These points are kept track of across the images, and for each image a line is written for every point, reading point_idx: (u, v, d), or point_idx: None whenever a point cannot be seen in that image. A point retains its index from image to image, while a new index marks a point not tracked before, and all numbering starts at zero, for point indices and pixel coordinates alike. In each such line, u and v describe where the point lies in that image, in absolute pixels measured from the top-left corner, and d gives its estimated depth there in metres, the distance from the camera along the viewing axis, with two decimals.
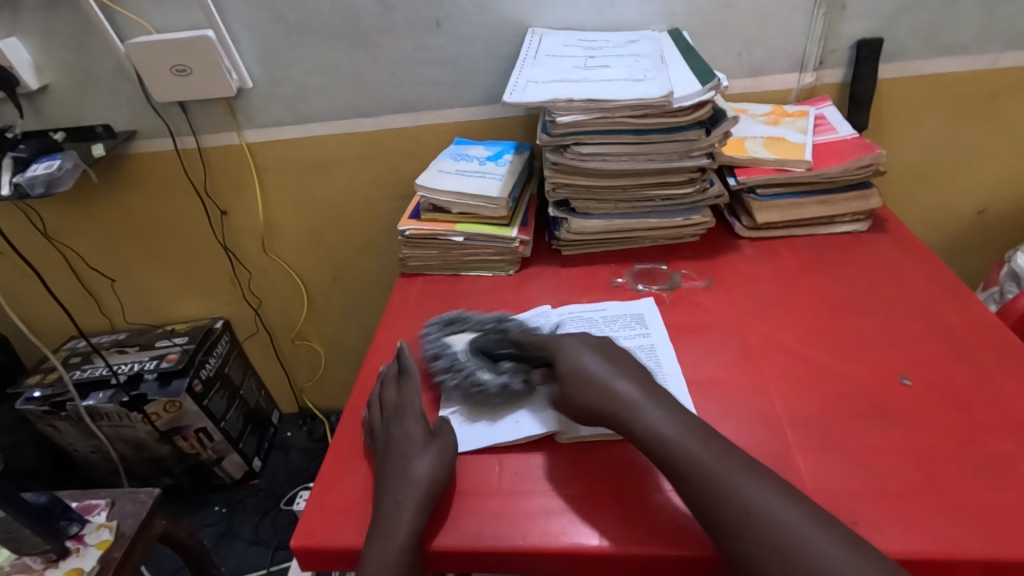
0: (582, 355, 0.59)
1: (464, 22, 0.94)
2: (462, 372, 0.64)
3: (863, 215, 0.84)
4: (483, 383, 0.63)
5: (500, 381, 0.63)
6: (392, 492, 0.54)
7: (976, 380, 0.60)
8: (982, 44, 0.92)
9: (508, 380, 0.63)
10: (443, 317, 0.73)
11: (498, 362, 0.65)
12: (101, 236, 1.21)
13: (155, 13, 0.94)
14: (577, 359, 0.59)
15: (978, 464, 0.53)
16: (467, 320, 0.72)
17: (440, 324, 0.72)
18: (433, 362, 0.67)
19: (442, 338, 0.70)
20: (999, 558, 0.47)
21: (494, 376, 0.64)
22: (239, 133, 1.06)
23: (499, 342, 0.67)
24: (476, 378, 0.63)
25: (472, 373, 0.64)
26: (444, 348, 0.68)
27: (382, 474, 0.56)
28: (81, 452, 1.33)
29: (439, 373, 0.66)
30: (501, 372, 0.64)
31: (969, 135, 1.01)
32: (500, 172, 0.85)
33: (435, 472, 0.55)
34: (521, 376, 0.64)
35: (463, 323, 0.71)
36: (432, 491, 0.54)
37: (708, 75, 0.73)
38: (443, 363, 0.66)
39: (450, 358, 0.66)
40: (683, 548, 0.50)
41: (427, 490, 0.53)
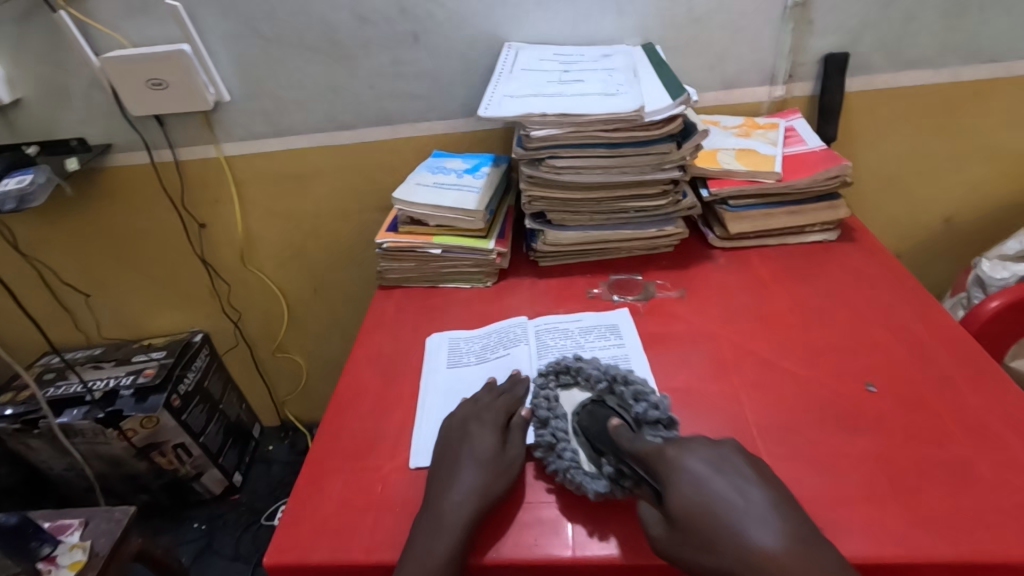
0: (685, 463, 0.49)
1: (441, 37, 0.95)
2: (564, 459, 0.56)
3: (832, 225, 0.86)
4: (581, 484, 0.54)
5: (599, 485, 0.54)
6: (446, 497, 0.54)
7: (938, 385, 0.62)
8: (943, 58, 0.95)
9: (610, 488, 0.53)
10: (550, 365, 0.65)
11: (602, 458, 0.56)
12: (76, 250, 1.19)
13: (130, 27, 0.94)
14: (680, 487, 0.47)
15: (939, 467, 0.54)
16: (578, 371, 0.64)
17: (551, 373, 0.65)
18: (537, 431, 0.59)
19: (550, 396, 0.62)
20: (959, 559, 0.48)
21: (596, 477, 0.55)
22: (217, 146, 1.06)
23: (606, 430, 0.57)
24: (578, 474, 0.54)
25: (573, 464, 0.55)
26: (551, 419, 0.60)
27: (435, 480, 0.56)
28: (55, 470, 1.31)
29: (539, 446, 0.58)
30: (602, 473, 0.55)
31: (935, 145, 1.04)
32: (476, 184, 0.85)
33: (490, 484, 0.54)
34: (626, 483, 0.53)
35: (577, 375, 0.63)
36: (485, 503, 0.53)
37: (678, 89, 0.74)
38: (543, 438, 0.58)
39: (552, 434, 0.58)
40: (654, 557, 0.51)
41: (480, 501, 0.53)
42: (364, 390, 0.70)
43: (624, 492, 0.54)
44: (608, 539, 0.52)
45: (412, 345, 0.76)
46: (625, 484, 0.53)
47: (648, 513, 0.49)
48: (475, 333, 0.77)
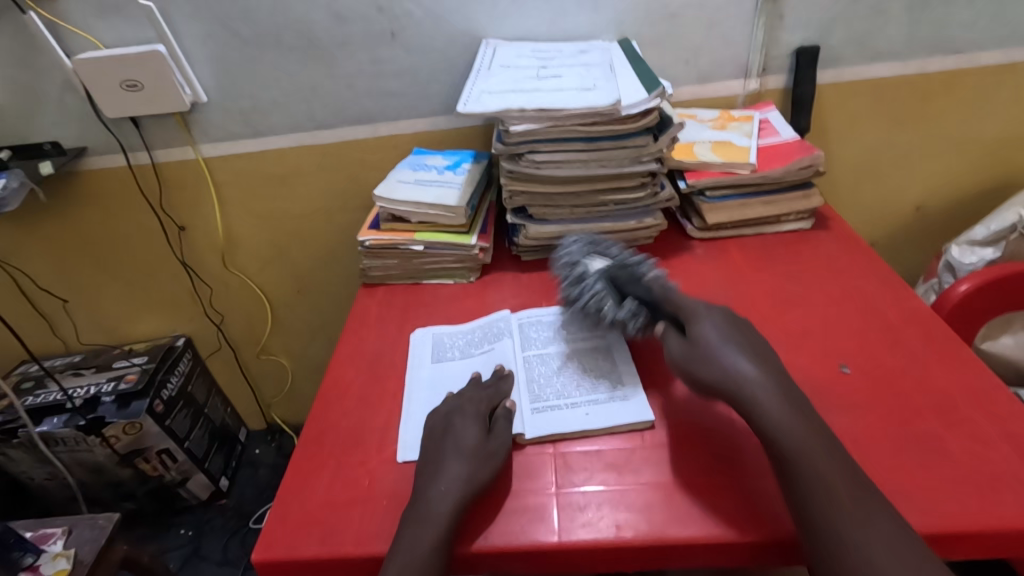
0: (698, 324, 0.60)
1: (419, 35, 0.95)
2: (593, 294, 0.70)
3: (807, 213, 0.88)
4: (607, 314, 0.69)
5: (621, 315, 0.68)
6: (433, 486, 0.54)
7: (909, 366, 0.64)
8: (910, 50, 0.98)
9: (628, 319, 0.68)
10: (586, 240, 0.78)
11: (625, 297, 0.69)
12: (52, 255, 1.17)
13: (103, 29, 0.93)
14: (699, 329, 0.60)
15: (911, 444, 0.56)
16: (610, 249, 0.76)
17: (585, 244, 0.77)
18: (568, 280, 0.74)
19: (584, 256, 0.75)
20: (932, 530, 0.50)
21: (616, 310, 0.69)
22: (194, 147, 1.05)
23: (634, 277, 0.69)
24: (605, 312, 0.69)
25: (599, 298, 0.70)
26: (580, 264, 0.73)
27: (423, 471, 0.57)
28: (36, 480, 1.29)
29: (571, 288, 0.73)
30: (623, 308, 0.68)
31: (905, 135, 1.07)
32: (458, 180, 0.86)
33: (476, 473, 0.55)
34: (641, 319, 0.68)
35: (608, 249, 0.76)
36: (470, 492, 0.54)
37: (653, 83, 0.75)
38: (577, 278, 0.73)
39: (585, 275, 0.72)
40: (639, 540, 0.52)
41: (465, 489, 0.54)
42: (348, 387, 0.71)
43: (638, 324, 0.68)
44: (593, 524, 0.53)
45: (396, 342, 0.77)
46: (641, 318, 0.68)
47: (670, 338, 0.61)
48: (459, 328, 0.77)
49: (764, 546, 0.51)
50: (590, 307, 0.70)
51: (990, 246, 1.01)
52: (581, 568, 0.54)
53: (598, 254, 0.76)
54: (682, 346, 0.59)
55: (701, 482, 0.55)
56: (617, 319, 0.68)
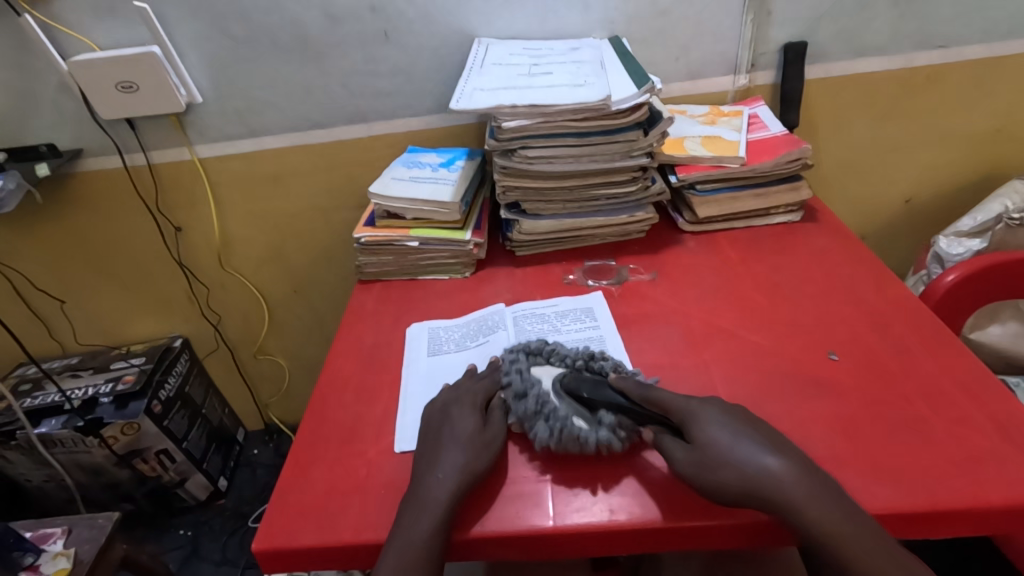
0: (700, 427, 0.54)
1: (412, 34, 0.96)
2: (557, 419, 0.58)
3: (796, 206, 0.89)
4: (579, 434, 0.56)
5: (602, 434, 0.56)
6: (431, 474, 0.55)
7: (895, 352, 0.65)
8: (895, 45, 0.99)
9: (610, 437, 0.56)
10: (527, 348, 0.66)
11: (597, 411, 0.59)
12: (49, 257, 1.18)
13: (98, 31, 0.93)
14: (707, 431, 0.54)
15: (897, 427, 0.58)
16: (553, 352, 0.66)
17: (525, 351, 0.66)
18: (516, 399, 0.61)
19: (526, 368, 0.64)
20: (918, 509, 0.51)
21: (592, 428, 0.57)
22: (190, 148, 1.06)
23: (599, 388, 0.60)
24: (551, 409, 0.59)
25: (567, 420, 0.57)
26: (529, 387, 0.61)
27: (421, 459, 0.58)
28: (34, 482, 1.29)
29: (524, 412, 0.60)
30: (600, 424, 0.57)
31: (892, 129, 1.08)
32: (452, 177, 0.87)
33: (473, 462, 0.56)
34: (624, 433, 0.57)
35: (550, 355, 0.65)
36: (468, 480, 0.55)
37: (643, 78, 0.77)
38: (534, 403, 0.59)
39: (539, 399, 0.60)
40: (632, 523, 0.53)
41: (462, 476, 0.55)
42: (346, 381, 0.71)
43: (623, 442, 0.57)
44: (587, 508, 0.54)
45: (392, 336, 0.78)
46: (622, 433, 0.57)
47: (671, 447, 0.55)
48: (454, 322, 0.78)
49: (754, 527, 0.52)
50: (568, 434, 0.56)
51: (977, 237, 1.04)
52: (575, 553, 0.55)
53: (537, 362, 0.66)
54: (690, 454, 0.53)
55: None
56: (599, 439, 0.56)
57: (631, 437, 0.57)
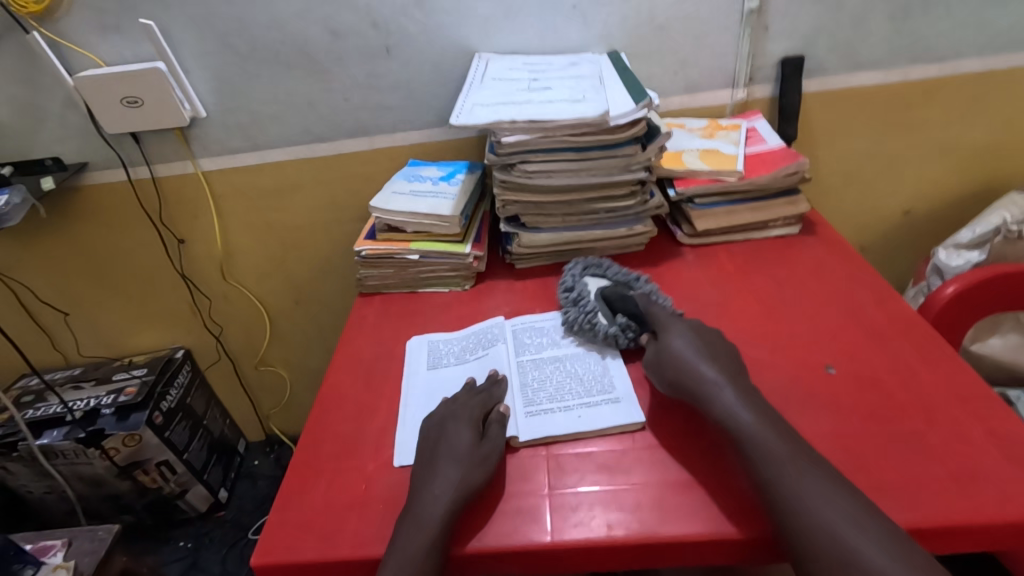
0: (674, 336, 0.64)
1: (414, 50, 0.97)
2: (587, 310, 0.73)
3: (794, 219, 0.90)
4: (595, 324, 0.71)
5: (613, 330, 0.70)
6: (428, 488, 0.56)
7: (893, 367, 0.65)
8: (892, 59, 1.00)
9: (619, 332, 0.70)
10: (593, 262, 0.81)
11: (615, 313, 0.72)
12: (53, 269, 1.19)
13: (105, 47, 0.95)
14: None
15: (895, 442, 0.58)
16: (608, 267, 0.81)
17: (584, 264, 0.81)
18: (565, 291, 0.78)
19: (579, 275, 0.80)
20: (918, 525, 0.51)
21: (608, 324, 0.71)
22: (193, 161, 1.07)
23: (628, 296, 0.73)
24: (586, 301, 0.74)
25: (591, 313, 0.72)
26: (578, 287, 0.77)
27: (418, 474, 0.58)
28: (35, 494, 1.29)
29: (567, 305, 0.76)
30: (615, 323, 0.71)
31: (890, 141, 1.09)
32: (452, 191, 0.88)
33: (469, 476, 0.56)
34: (631, 334, 0.70)
35: (603, 270, 0.80)
36: (465, 494, 0.55)
37: (641, 94, 0.78)
38: (572, 295, 0.76)
39: (579, 292, 0.76)
40: (630, 539, 0.53)
41: (457, 492, 0.55)
42: (346, 394, 0.72)
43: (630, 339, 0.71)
44: (586, 524, 0.54)
45: (392, 350, 0.78)
46: (630, 332, 0.70)
47: (650, 346, 0.66)
48: (454, 335, 0.79)
49: (752, 543, 0.52)
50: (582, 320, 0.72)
51: (976, 249, 1.03)
52: (573, 568, 0.55)
53: (594, 274, 0.81)
54: None
55: (690, 482, 0.56)
56: (609, 333, 0.70)
57: (637, 337, 0.71)
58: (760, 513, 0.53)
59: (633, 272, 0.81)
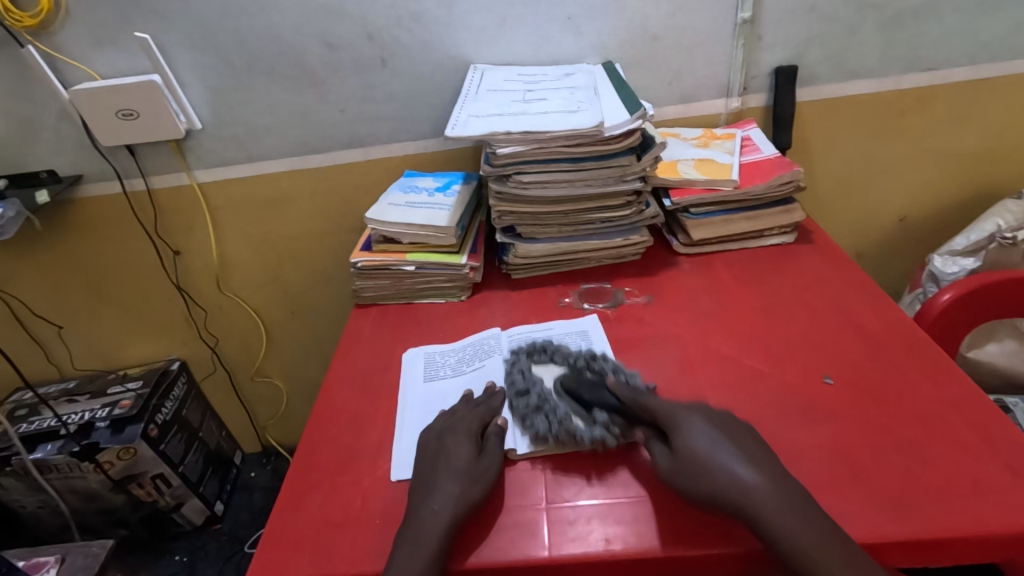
0: (684, 433, 0.56)
1: (409, 61, 0.98)
2: (555, 415, 0.62)
3: (789, 228, 0.90)
4: (575, 433, 0.60)
5: (596, 433, 0.60)
6: (426, 504, 0.55)
7: (890, 376, 0.65)
8: (885, 68, 1.01)
9: (604, 434, 0.59)
10: (529, 355, 0.71)
11: (592, 410, 0.62)
12: (48, 281, 1.18)
13: (100, 60, 0.95)
14: (703, 460, 0.54)
15: (894, 452, 0.57)
16: (555, 351, 0.71)
17: (526, 351, 0.72)
18: (520, 399, 0.66)
19: (527, 368, 0.69)
20: (918, 536, 0.50)
21: (587, 425, 0.61)
22: (189, 173, 1.07)
23: (594, 390, 0.64)
24: (551, 405, 0.63)
25: (564, 417, 0.61)
26: (534, 390, 0.66)
27: (416, 489, 0.57)
28: (29, 509, 1.28)
29: (527, 412, 0.63)
30: (595, 422, 0.61)
31: (884, 149, 1.10)
32: (448, 201, 0.88)
33: (468, 491, 0.56)
34: (615, 431, 0.60)
35: (552, 354, 0.71)
36: (464, 509, 0.54)
37: (635, 105, 0.78)
38: (532, 399, 0.64)
39: (539, 396, 0.65)
40: (628, 553, 0.52)
41: (457, 508, 0.54)
42: (342, 408, 0.71)
43: (615, 440, 0.60)
44: (584, 538, 0.54)
45: (388, 362, 0.78)
46: (616, 431, 0.60)
47: (658, 449, 0.57)
48: (451, 347, 0.78)
49: (750, 556, 0.52)
50: (563, 433, 0.60)
51: (971, 256, 1.04)
52: None
53: (539, 362, 0.71)
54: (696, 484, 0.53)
55: None
56: (595, 435, 0.59)
57: (623, 436, 0.60)
58: None
59: (582, 350, 0.72)
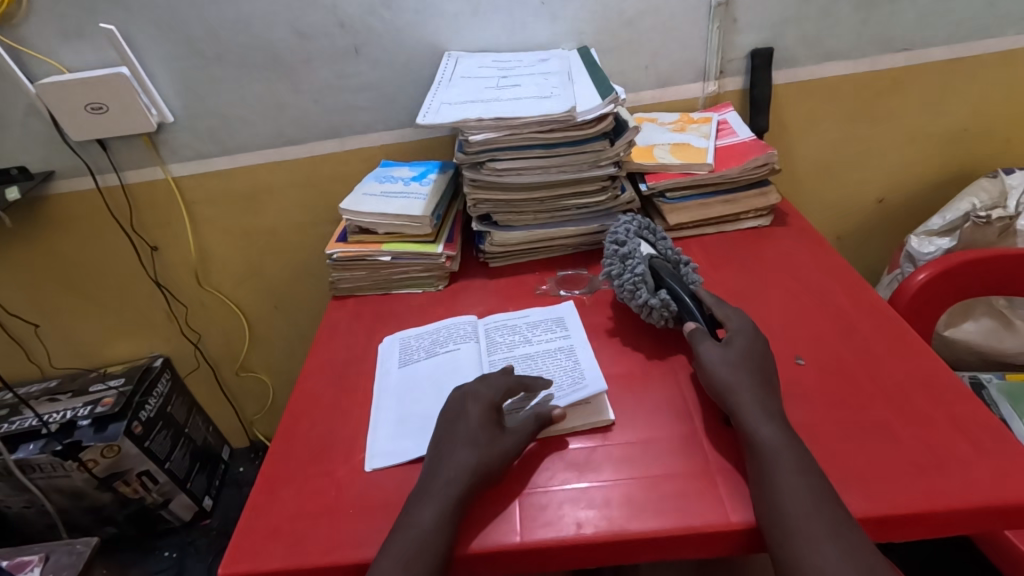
0: (735, 338, 0.63)
1: (382, 50, 0.97)
2: (634, 272, 0.72)
3: (766, 211, 0.90)
4: (637, 293, 0.70)
5: (654, 300, 0.69)
6: (439, 482, 0.55)
7: (862, 356, 0.66)
8: (860, 49, 1.01)
9: (655, 305, 0.69)
10: (638, 228, 0.79)
11: (660, 288, 0.71)
12: (24, 279, 1.17)
13: (66, 53, 0.93)
14: None
15: (863, 431, 0.58)
16: (660, 240, 0.79)
17: (641, 225, 0.80)
18: (618, 244, 0.76)
19: (634, 234, 0.78)
20: (885, 513, 0.51)
21: (650, 295, 0.70)
22: (163, 167, 1.06)
23: (677, 278, 0.71)
24: (634, 263, 0.73)
25: (638, 280, 0.71)
26: (630, 244, 0.76)
27: (431, 463, 0.58)
28: (14, 508, 1.27)
29: (614, 257, 0.75)
30: (658, 296, 0.70)
31: (863, 130, 1.10)
32: (423, 191, 0.87)
33: (484, 464, 0.56)
34: (666, 313, 0.69)
35: (656, 240, 0.78)
36: (476, 480, 0.55)
37: (608, 89, 0.77)
38: (624, 252, 0.74)
39: (630, 252, 0.74)
40: (599, 537, 0.53)
41: (472, 479, 0.55)
42: (317, 399, 0.71)
43: (664, 316, 0.69)
44: (557, 522, 0.54)
45: (365, 352, 0.78)
46: (668, 311, 0.69)
47: (707, 346, 0.63)
48: (424, 330, 0.79)
49: (719, 536, 0.52)
50: (629, 285, 0.71)
51: (947, 236, 1.04)
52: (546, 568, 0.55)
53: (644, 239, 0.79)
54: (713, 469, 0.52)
55: (660, 478, 0.57)
56: (648, 303, 0.69)
57: (672, 319, 0.69)
58: (728, 507, 0.53)
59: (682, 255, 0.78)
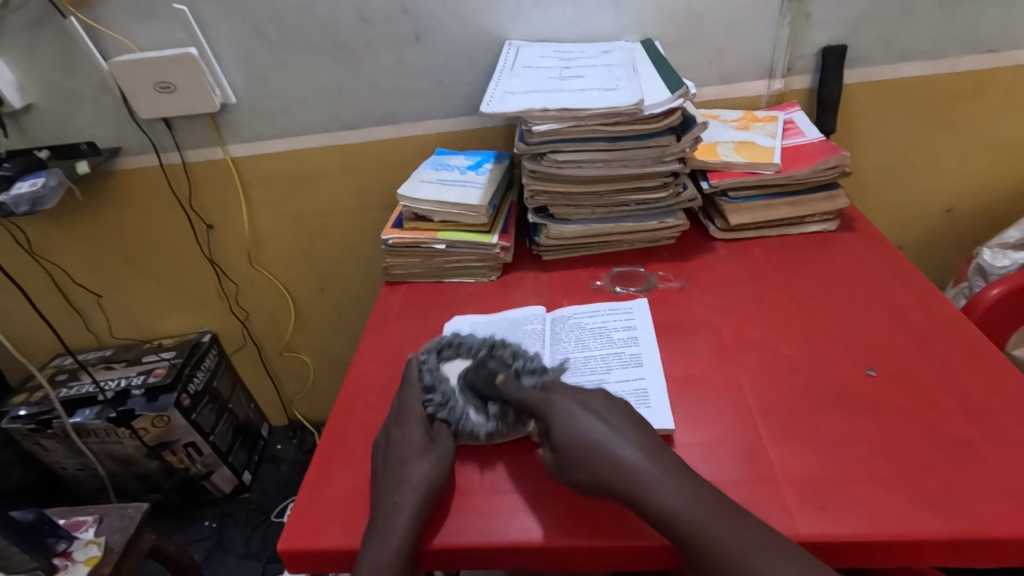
0: (553, 427, 0.56)
1: (443, 37, 0.96)
2: (452, 412, 0.61)
3: (832, 215, 0.87)
4: (469, 428, 0.60)
5: (489, 426, 0.60)
6: (390, 496, 0.55)
7: (937, 371, 0.63)
8: (941, 49, 0.96)
9: (497, 426, 0.60)
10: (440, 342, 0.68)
11: (487, 402, 0.61)
12: (87, 250, 1.21)
13: (138, 31, 0.95)
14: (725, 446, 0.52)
15: (939, 448, 0.55)
16: (461, 344, 0.68)
17: (435, 348, 0.68)
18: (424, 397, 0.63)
19: (436, 366, 0.66)
20: (963, 536, 0.49)
21: (482, 420, 0.60)
22: (223, 148, 1.08)
23: (490, 379, 0.62)
24: (448, 405, 0.62)
25: (461, 415, 0.61)
26: (438, 386, 0.63)
27: (377, 479, 0.58)
28: (68, 470, 1.33)
29: (429, 410, 0.62)
30: (489, 415, 0.60)
31: (934, 135, 1.05)
32: (480, 180, 0.86)
33: (431, 480, 0.55)
34: (509, 420, 0.60)
35: (458, 346, 0.67)
36: (428, 493, 0.55)
37: (678, 83, 0.75)
38: (435, 399, 0.62)
39: (444, 393, 0.62)
40: (658, 537, 0.52)
41: (422, 496, 0.54)
42: (371, 383, 0.72)
43: (509, 428, 0.60)
44: (614, 521, 0.54)
45: (418, 338, 0.78)
46: (508, 419, 0.60)
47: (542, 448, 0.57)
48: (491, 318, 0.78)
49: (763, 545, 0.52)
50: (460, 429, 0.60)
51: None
52: (598, 566, 0.54)
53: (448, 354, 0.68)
54: None
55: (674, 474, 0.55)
56: (488, 431, 0.60)
57: (519, 421, 0.60)
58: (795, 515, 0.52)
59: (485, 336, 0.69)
